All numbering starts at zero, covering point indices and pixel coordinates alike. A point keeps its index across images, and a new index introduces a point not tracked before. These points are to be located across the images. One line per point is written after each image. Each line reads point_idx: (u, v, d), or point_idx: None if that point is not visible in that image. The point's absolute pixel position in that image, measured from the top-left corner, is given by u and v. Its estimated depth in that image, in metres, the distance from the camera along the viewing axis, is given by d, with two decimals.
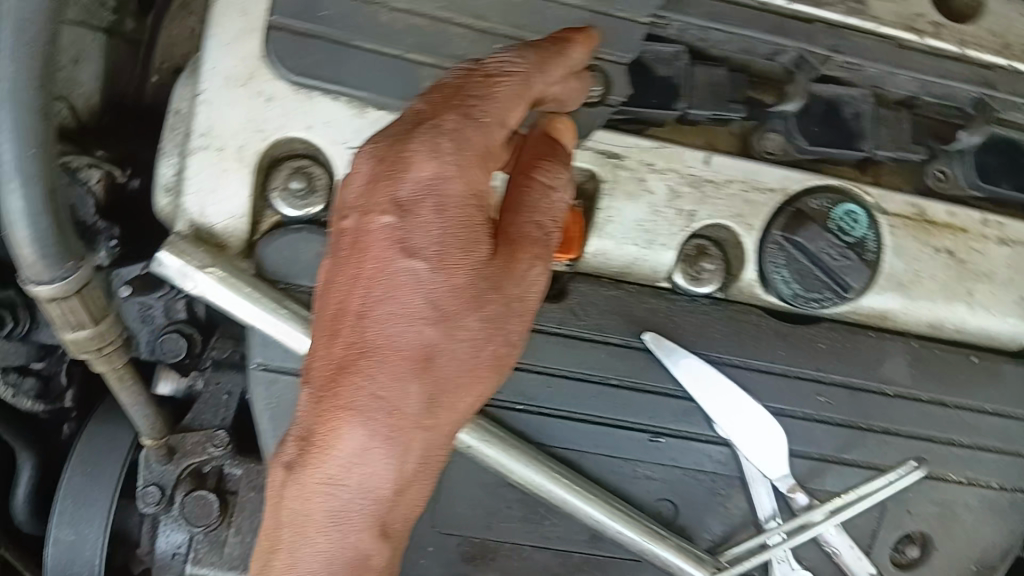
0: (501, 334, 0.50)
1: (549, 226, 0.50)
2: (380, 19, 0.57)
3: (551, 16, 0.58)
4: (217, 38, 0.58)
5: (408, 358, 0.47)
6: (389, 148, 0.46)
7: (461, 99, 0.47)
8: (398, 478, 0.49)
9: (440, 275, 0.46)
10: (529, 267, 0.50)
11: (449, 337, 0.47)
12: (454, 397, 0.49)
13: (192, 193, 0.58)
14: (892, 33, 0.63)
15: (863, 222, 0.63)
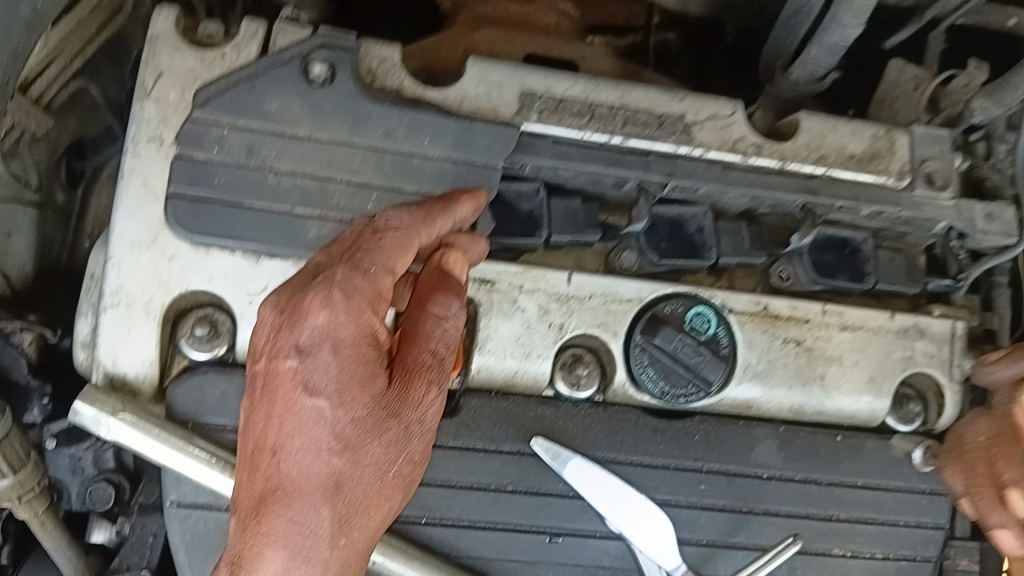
0: (404, 455, 0.55)
1: (443, 353, 0.56)
2: (268, 181, 0.66)
3: (421, 168, 0.68)
4: (123, 209, 0.65)
5: (320, 485, 0.52)
6: (292, 300, 0.54)
7: (352, 252, 0.56)
8: None
9: (340, 409, 0.51)
10: (425, 392, 0.56)
11: (356, 463, 0.52)
12: (365, 517, 0.54)
13: (105, 347, 0.65)
14: (718, 156, 0.74)
15: (713, 321, 0.72)
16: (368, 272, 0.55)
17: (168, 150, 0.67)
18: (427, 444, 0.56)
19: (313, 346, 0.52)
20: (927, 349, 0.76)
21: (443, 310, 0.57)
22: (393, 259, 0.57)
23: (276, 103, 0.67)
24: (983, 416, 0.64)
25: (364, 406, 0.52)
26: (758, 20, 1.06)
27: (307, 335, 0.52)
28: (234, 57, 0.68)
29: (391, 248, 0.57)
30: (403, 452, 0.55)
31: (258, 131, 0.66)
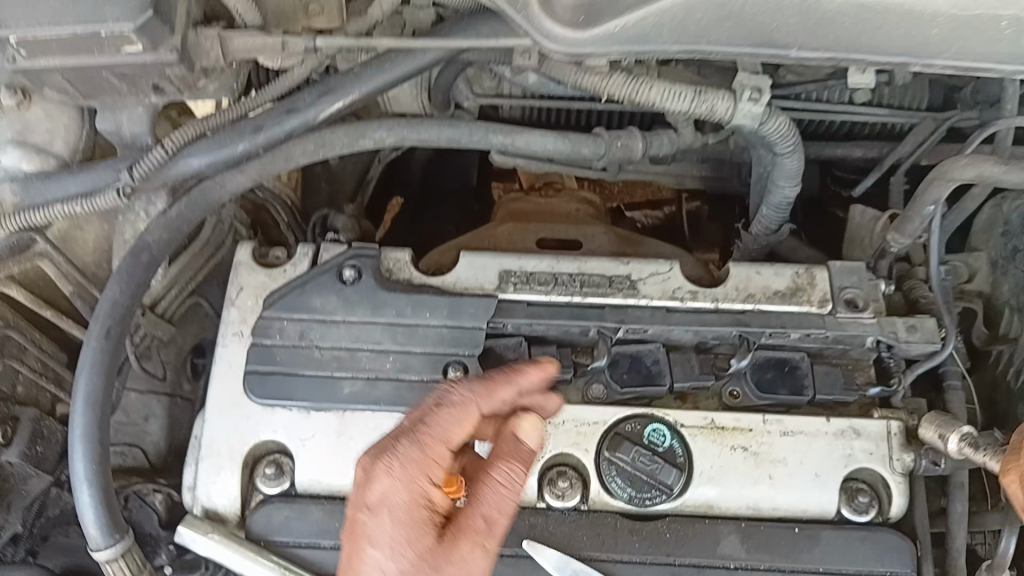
0: None
1: (493, 523, 0.65)
2: (315, 354, 0.90)
3: (424, 333, 0.91)
4: (214, 383, 0.91)
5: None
6: (366, 459, 0.65)
7: (416, 421, 0.67)
8: None
9: (389, 562, 0.62)
10: (471, 558, 0.64)
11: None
12: None
13: (202, 487, 0.88)
14: (661, 303, 0.93)
15: (668, 435, 0.88)
16: (427, 447, 0.65)
17: (246, 340, 0.92)
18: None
19: (377, 506, 0.63)
20: (864, 447, 0.88)
21: (501, 479, 0.66)
22: (451, 431, 0.66)
23: (319, 300, 0.92)
24: None
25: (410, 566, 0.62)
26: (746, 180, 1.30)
27: (374, 498, 0.64)
28: (292, 272, 0.95)
29: (450, 420, 0.67)
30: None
31: (309, 319, 0.91)
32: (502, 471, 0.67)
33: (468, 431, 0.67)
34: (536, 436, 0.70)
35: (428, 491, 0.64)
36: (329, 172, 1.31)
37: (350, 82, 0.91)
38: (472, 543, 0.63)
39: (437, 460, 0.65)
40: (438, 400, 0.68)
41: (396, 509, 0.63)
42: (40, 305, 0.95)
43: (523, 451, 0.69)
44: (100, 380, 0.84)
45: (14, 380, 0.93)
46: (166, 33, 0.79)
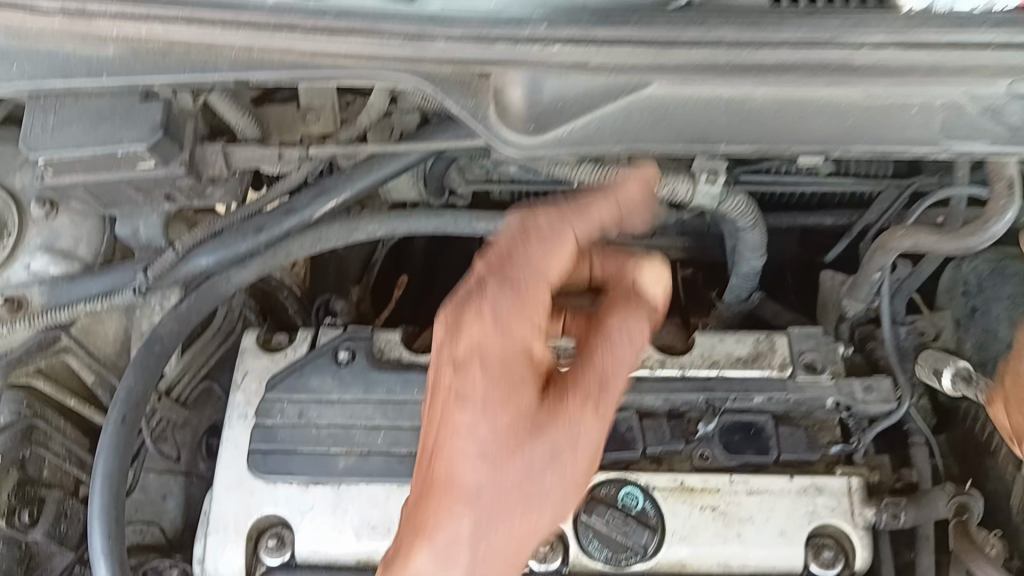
0: (564, 461, 0.68)
1: (608, 388, 0.69)
2: (313, 431, 0.98)
3: (412, 409, 0.98)
4: (222, 461, 0.99)
5: (474, 497, 0.66)
6: (452, 312, 0.68)
7: (503, 261, 0.69)
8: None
9: (489, 427, 0.65)
10: (580, 410, 0.68)
11: (503, 505, 0.68)
12: (503, 511, 0.68)
13: (209, 559, 0.95)
14: (632, 371, 1.00)
15: (640, 497, 0.94)
16: (518, 279, 0.68)
17: (250, 421, 1.00)
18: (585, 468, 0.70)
19: (489, 354, 0.66)
20: (827, 503, 0.93)
21: (619, 345, 0.70)
22: (546, 268, 0.69)
23: (317, 380, 1.01)
24: None
25: (515, 420, 0.66)
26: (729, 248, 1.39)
27: (482, 335, 0.66)
28: (292, 354, 1.04)
29: (552, 256, 0.70)
30: (549, 496, 0.69)
31: (308, 399, 1.00)
32: (614, 323, 0.71)
33: (560, 266, 0.70)
34: (659, 283, 0.76)
35: (528, 335, 0.67)
36: (335, 258, 1.40)
37: (342, 183, 1.01)
38: (580, 399, 0.68)
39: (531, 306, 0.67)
40: (534, 240, 0.70)
41: (495, 367, 0.66)
42: (65, 394, 1.04)
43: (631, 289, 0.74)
44: (116, 461, 0.93)
45: (42, 464, 1.02)
46: (176, 151, 0.90)
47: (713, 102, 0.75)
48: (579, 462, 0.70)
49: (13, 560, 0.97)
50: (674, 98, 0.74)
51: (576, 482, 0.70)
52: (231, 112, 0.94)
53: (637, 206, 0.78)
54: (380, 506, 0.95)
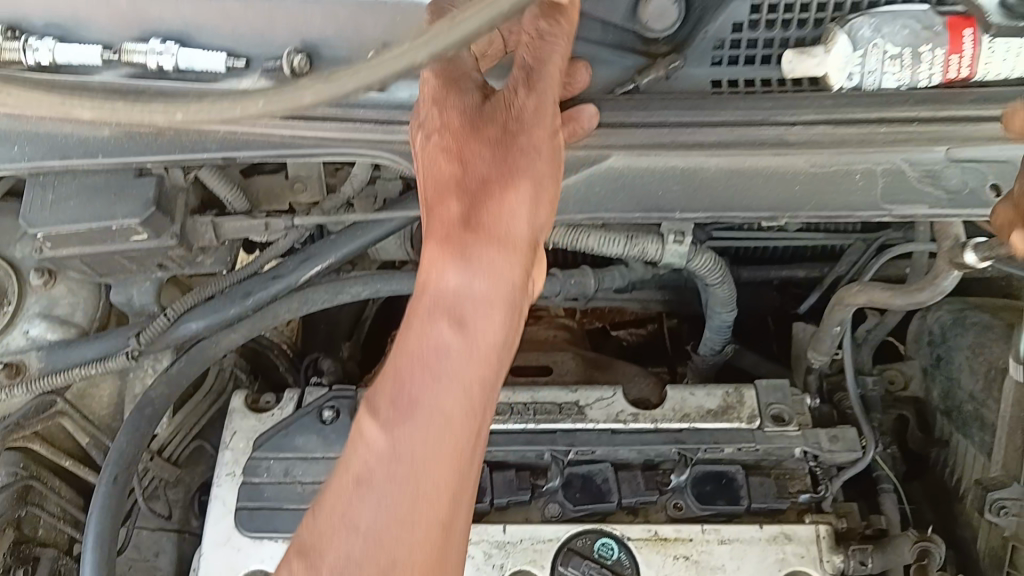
0: (520, 162, 0.63)
1: (531, 121, 0.63)
2: (298, 488, 1.01)
3: None
4: (210, 519, 1.01)
5: (458, 252, 0.61)
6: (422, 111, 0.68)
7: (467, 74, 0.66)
8: (470, 331, 0.61)
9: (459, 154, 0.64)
10: (528, 106, 0.64)
11: (482, 247, 0.61)
12: (487, 230, 0.62)
13: None
14: (606, 425, 1.04)
15: (615, 548, 0.97)
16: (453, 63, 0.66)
17: (238, 478, 1.03)
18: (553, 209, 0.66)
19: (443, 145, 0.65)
20: (796, 550, 0.96)
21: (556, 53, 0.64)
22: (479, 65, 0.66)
23: (302, 440, 1.04)
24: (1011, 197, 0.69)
25: (464, 122, 0.64)
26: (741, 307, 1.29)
27: (427, 164, 0.66)
28: (280, 414, 1.08)
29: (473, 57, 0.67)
30: (519, 241, 0.62)
31: (293, 457, 1.03)
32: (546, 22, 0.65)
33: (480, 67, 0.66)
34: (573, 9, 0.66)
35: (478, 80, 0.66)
36: (328, 314, 1.41)
37: (327, 249, 1.06)
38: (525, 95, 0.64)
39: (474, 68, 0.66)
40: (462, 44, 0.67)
41: (456, 130, 0.65)
42: (59, 455, 1.07)
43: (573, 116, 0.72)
44: (106, 518, 0.96)
45: (36, 524, 1.08)
46: (167, 223, 0.96)
47: (663, 173, 0.79)
48: (549, 200, 0.65)
49: None
50: (632, 169, 0.79)
51: (540, 229, 0.65)
52: (216, 182, 1.01)
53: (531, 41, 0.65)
54: None
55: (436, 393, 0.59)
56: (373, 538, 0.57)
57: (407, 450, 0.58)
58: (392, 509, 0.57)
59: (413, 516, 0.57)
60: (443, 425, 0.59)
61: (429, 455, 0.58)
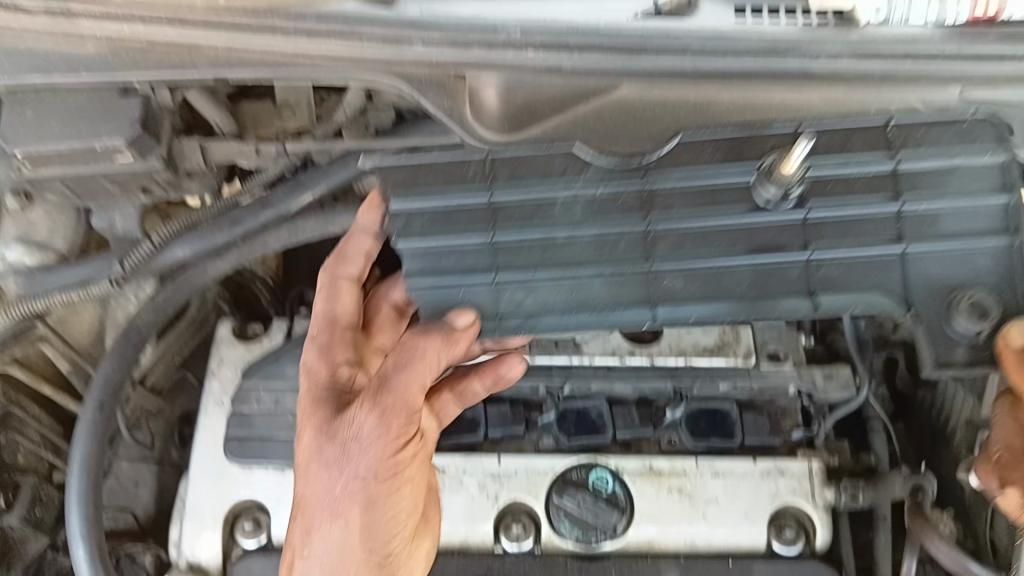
0: (356, 467, 0.80)
1: (383, 401, 0.79)
2: (288, 419, 0.98)
3: None
4: (199, 448, 0.99)
5: (304, 539, 0.82)
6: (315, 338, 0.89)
7: (332, 320, 0.89)
8: (338, 546, 0.82)
9: (331, 435, 0.81)
10: (372, 419, 0.79)
11: (329, 521, 0.81)
12: (346, 507, 0.81)
13: (186, 544, 0.95)
14: (602, 361, 1.01)
15: (610, 480, 0.98)
16: (321, 332, 0.88)
17: (226, 408, 1.01)
18: (400, 493, 0.82)
19: (304, 409, 0.86)
20: (789, 485, 0.97)
21: (403, 354, 0.77)
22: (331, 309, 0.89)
23: (292, 370, 1.00)
24: (1001, 429, 0.79)
25: (330, 413, 0.84)
26: None
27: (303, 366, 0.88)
28: (269, 344, 1.05)
29: (342, 304, 0.89)
30: (352, 534, 0.82)
31: (284, 388, 0.99)
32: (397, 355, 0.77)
33: (347, 301, 0.89)
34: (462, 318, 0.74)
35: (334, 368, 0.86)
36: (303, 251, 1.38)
37: (319, 178, 1.00)
38: (371, 409, 0.79)
39: (340, 309, 0.89)
40: (348, 290, 0.88)
41: (324, 415, 0.84)
42: (40, 383, 1.02)
43: (450, 332, 0.74)
44: (89, 446, 0.90)
45: (15, 449, 1.01)
46: (153, 145, 0.90)
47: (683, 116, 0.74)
48: (389, 489, 0.82)
49: None
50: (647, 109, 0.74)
51: (375, 488, 0.81)
52: (204, 102, 0.93)
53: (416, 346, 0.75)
54: None
55: (325, 559, 0.81)
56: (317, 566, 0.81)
57: (328, 567, 0.81)
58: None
59: None
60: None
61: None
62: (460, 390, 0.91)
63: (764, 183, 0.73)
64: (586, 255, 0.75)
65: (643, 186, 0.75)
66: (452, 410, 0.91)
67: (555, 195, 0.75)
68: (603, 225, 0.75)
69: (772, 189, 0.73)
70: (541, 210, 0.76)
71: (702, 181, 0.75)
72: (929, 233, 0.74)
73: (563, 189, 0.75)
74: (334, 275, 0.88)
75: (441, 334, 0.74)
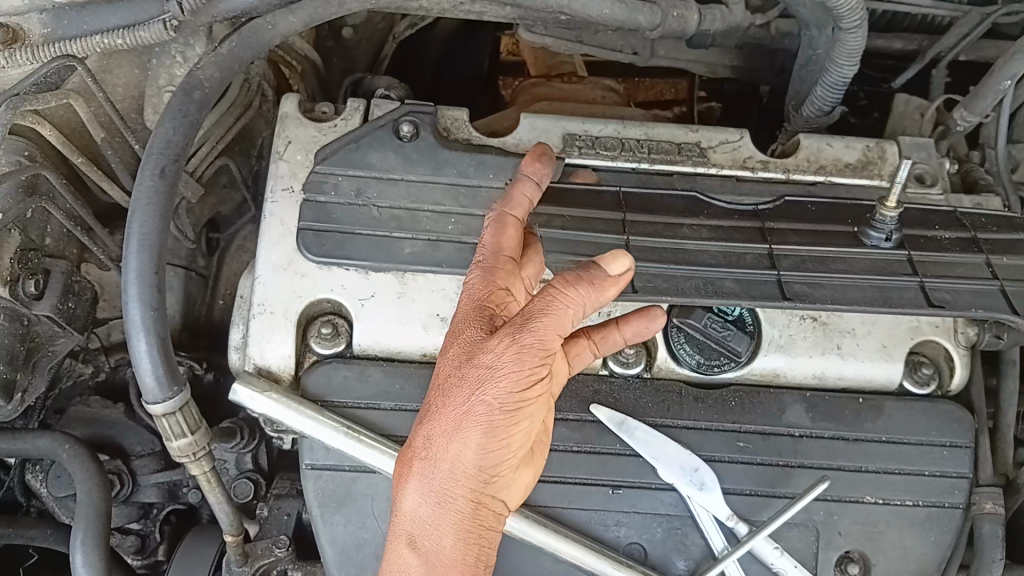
0: (484, 395, 0.66)
1: (524, 339, 0.65)
2: (373, 213, 0.84)
3: (472, 172, 0.86)
4: (266, 241, 0.85)
5: (420, 462, 0.69)
6: (476, 265, 0.71)
7: (484, 256, 0.71)
8: (456, 478, 0.68)
9: (466, 362, 0.67)
10: (511, 355, 0.65)
11: (446, 449, 0.68)
12: (462, 439, 0.67)
13: (255, 346, 0.83)
14: (731, 173, 0.90)
15: (738, 304, 0.87)
16: (484, 257, 0.71)
17: (298, 196, 0.86)
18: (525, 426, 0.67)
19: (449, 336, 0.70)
20: (930, 320, 0.89)
21: (552, 295, 0.65)
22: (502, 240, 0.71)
23: (377, 156, 0.86)
24: None
25: (467, 337, 0.68)
26: (783, 78, 1.17)
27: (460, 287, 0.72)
28: (343, 126, 0.89)
29: (503, 242, 0.71)
30: (468, 462, 0.67)
31: (366, 176, 0.85)
32: (557, 291, 0.66)
33: (506, 237, 0.71)
34: (622, 261, 0.67)
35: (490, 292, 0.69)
36: (340, 47, 1.16)
37: None
38: (506, 340, 0.65)
39: (495, 246, 0.71)
40: (512, 226, 0.72)
41: (460, 340, 0.68)
42: (72, 151, 0.85)
43: (599, 275, 0.67)
44: (154, 220, 0.74)
45: (44, 229, 0.88)
46: None
47: None
48: (514, 423, 0.67)
49: (13, 338, 0.84)
50: None
51: (501, 435, 0.67)
52: None
53: (564, 299, 0.65)
54: (452, 297, 0.84)
55: (434, 487, 0.68)
56: (424, 504, 0.69)
57: (438, 503, 0.68)
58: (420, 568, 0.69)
59: (446, 540, 0.69)
60: (438, 541, 0.69)
61: (432, 574, 0.69)
62: (598, 338, 0.77)
63: (875, 223, 0.82)
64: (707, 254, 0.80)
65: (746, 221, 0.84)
66: (584, 357, 0.77)
67: (680, 223, 0.84)
68: (724, 242, 0.82)
69: (882, 224, 0.82)
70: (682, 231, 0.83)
71: (809, 230, 0.85)
72: (1014, 274, 0.82)
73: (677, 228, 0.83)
74: (499, 218, 0.72)
75: (592, 279, 0.67)
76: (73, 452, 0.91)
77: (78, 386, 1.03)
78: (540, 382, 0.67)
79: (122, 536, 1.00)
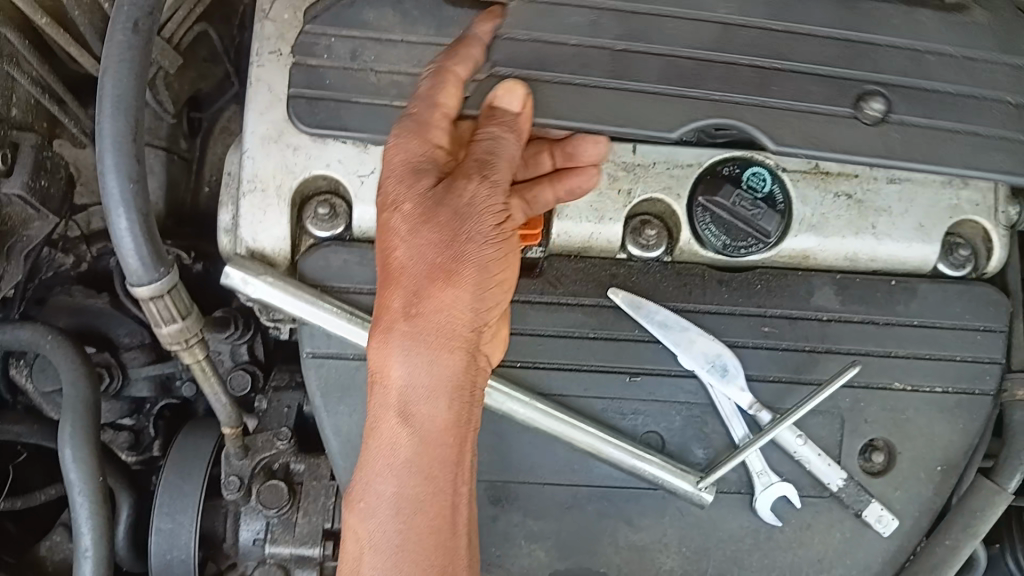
0: (466, 236, 0.56)
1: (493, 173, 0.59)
2: (370, 80, 0.75)
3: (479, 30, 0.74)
4: (254, 112, 0.77)
5: (400, 325, 0.56)
6: (410, 120, 0.61)
7: (419, 113, 0.61)
8: (449, 336, 0.56)
9: (433, 210, 0.57)
10: (482, 188, 0.58)
11: (434, 308, 0.56)
12: (446, 289, 0.56)
13: (246, 226, 0.76)
14: None
15: (769, 180, 0.81)
16: (416, 112, 0.61)
17: (286, 60, 0.78)
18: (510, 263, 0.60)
19: (392, 190, 0.59)
20: (971, 199, 0.83)
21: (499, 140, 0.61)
22: (440, 92, 0.62)
23: (372, 14, 0.75)
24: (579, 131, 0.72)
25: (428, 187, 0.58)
26: None
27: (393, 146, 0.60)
28: None
29: (443, 95, 0.62)
30: (459, 313, 0.57)
31: (361, 36, 0.75)
32: (493, 130, 0.62)
33: (449, 91, 0.62)
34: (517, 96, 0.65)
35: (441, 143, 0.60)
36: None
37: None
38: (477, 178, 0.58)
39: (435, 103, 0.61)
40: (452, 82, 0.62)
41: (420, 192, 0.58)
42: (35, 10, 0.77)
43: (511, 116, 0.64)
44: (130, 83, 0.66)
45: (9, 100, 0.80)
46: None
47: None
48: (503, 260, 0.59)
49: None
50: None
51: (489, 274, 0.58)
52: None
53: (505, 138, 0.62)
54: None
55: (425, 352, 0.56)
56: (415, 376, 0.56)
57: (434, 367, 0.56)
58: (421, 445, 0.57)
59: (450, 409, 0.57)
60: (434, 411, 0.57)
61: (434, 451, 0.57)
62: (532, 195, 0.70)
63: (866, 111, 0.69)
64: (684, 33, 0.68)
65: (757, 99, 0.68)
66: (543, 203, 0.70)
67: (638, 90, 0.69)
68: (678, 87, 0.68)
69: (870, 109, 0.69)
70: (673, 77, 0.68)
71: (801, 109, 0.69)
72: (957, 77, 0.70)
73: (667, 87, 0.68)
74: (433, 76, 0.63)
75: (510, 122, 0.63)
76: (56, 342, 0.85)
77: (59, 276, 0.96)
78: (512, 225, 0.60)
79: (114, 433, 0.96)
